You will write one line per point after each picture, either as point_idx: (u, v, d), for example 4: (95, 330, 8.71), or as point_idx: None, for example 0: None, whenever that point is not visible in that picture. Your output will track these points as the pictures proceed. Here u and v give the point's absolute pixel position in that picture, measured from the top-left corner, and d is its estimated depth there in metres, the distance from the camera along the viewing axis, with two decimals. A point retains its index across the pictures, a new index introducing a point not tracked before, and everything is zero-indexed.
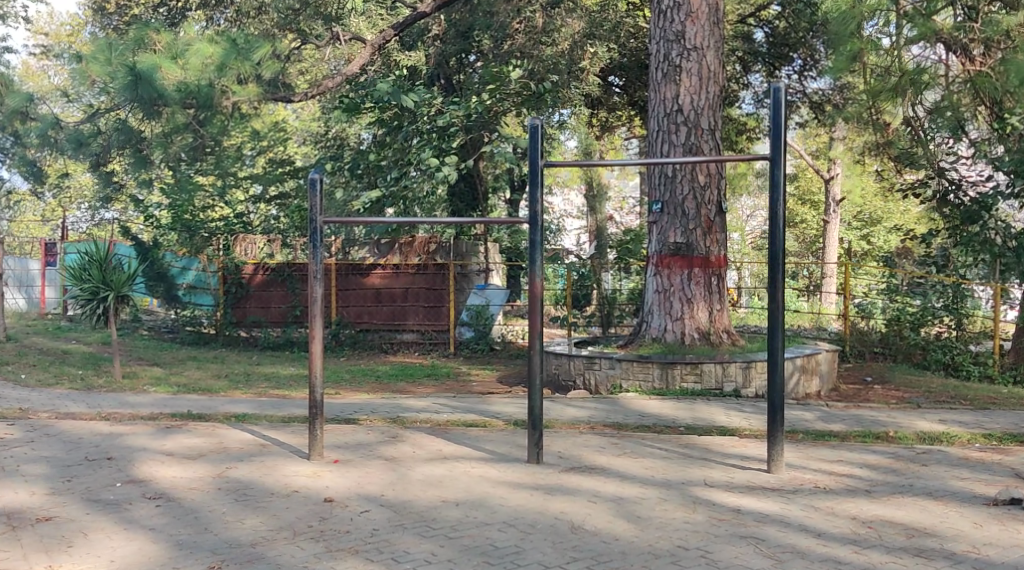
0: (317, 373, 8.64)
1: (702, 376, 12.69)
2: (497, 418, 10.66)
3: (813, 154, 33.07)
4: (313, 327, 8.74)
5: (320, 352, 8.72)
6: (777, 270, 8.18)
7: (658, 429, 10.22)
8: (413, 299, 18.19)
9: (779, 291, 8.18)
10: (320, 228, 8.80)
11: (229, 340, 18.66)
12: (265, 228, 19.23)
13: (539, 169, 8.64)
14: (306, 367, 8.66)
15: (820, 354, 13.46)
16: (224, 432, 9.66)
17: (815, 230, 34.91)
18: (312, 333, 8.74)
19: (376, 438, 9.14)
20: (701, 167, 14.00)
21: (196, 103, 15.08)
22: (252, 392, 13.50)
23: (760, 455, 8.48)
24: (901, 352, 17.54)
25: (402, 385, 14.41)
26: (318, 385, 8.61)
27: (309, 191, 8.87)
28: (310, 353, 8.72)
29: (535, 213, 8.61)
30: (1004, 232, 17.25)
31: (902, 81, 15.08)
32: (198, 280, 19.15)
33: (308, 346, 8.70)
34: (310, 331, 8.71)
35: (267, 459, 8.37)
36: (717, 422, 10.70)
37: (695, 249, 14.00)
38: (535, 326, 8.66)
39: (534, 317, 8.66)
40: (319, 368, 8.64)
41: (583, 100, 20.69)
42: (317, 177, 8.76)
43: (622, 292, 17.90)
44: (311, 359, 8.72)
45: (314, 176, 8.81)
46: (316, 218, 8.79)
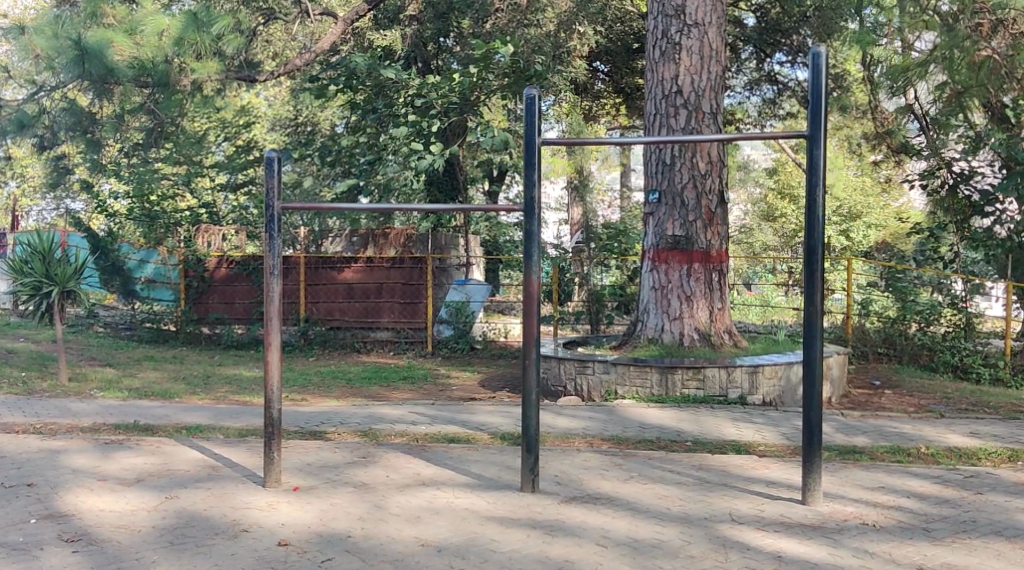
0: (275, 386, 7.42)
1: (705, 382, 11.58)
2: (481, 433, 9.53)
3: (795, 148, 32.10)
4: (269, 327, 7.52)
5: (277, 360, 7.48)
6: (816, 269, 6.94)
7: (664, 445, 9.11)
8: (388, 295, 16.99)
9: (817, 294, 6.98)
10: (279, 214, 7.57)
11: (191, 339, 17.41)
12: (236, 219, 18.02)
13: (536, 148, 7.45)
14: (261, 379, 7.42)
15: (831, 356, 12.36)
16: (170, 448, 8.48)
17: (794, 224, 33.87)
18: (269, 339, 7.49)
19: (344, 458, 8.00)
20: (701, 153, 12.89)
21: (152, 82, 14.00)
22: (211, 397, 12.29)
23: (788, 480, 7.39)
24: (908, 353, 16.30)
25: (376, 390, 13.22)
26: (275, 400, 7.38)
27: (265, 169, 7.58)
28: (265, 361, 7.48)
29: (533, 199, 7.44)
30: (1008, 224, 16.04)
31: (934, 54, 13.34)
32: (157, 274, 17.82)
33: (263, 353, 7.46)
34: (267, 334, 7.48)
35: (215, 486, 7.22)
36: (727, 435, 9.61)
37: (696, 242, 12.89)
38: (530, 333, 7.45)
39: (529, 322, 7.45)
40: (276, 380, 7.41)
41: (569, 86, 19.56)
42: (277, 153, 7.49)
43: (606, 288, 16.76)
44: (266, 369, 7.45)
45: (272, 153, 7.52)
46: (274, 203, 7.55)
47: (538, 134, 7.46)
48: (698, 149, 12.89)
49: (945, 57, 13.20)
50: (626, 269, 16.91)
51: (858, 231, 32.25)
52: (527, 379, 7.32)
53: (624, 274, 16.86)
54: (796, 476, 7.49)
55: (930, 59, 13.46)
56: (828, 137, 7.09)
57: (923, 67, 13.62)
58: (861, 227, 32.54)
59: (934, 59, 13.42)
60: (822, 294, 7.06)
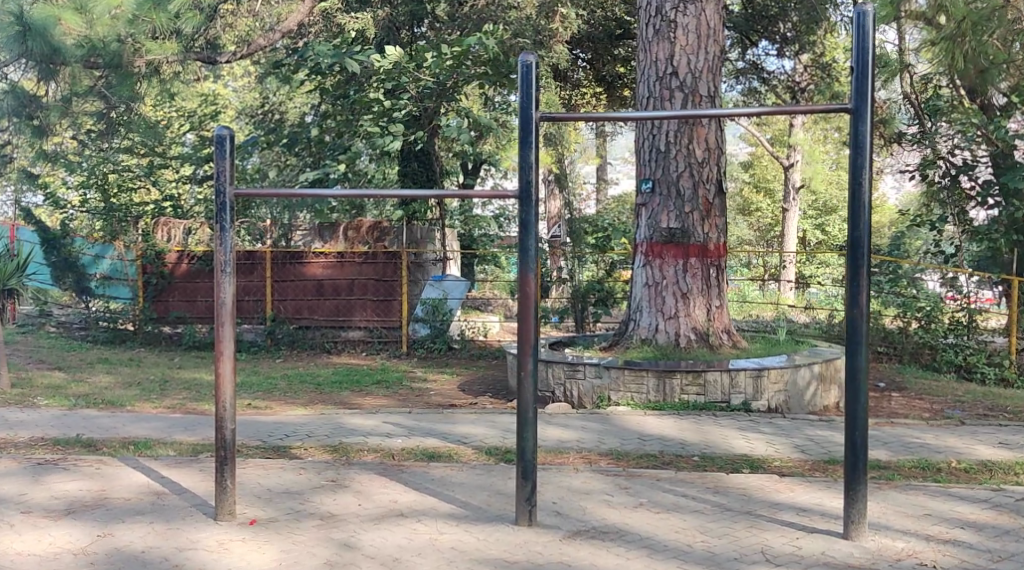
0: (229, 406, 6.35)
1: (706, 387, 10.64)
2: (465, 450, 8.60)
3: (773, 141, 31.28)
4: (221, 333, 6.44)
5: (230, 374, 6.41)
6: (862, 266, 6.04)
7: (668, 462, 8.21)
8: (360, 292, 15.99)
9: (863, 290, 6.14)
10: (231, 201, 6.54)
11: (150, 339, 16.33)
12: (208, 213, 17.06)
13: (533, 125, 6.46)
14: (212, 397, 6.38)
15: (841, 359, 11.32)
16: (111, 469, 7.51)
17: (770, 218, 33.11)
18: (221, 349, 6.41)
19: (311, 482, 7.05)
20: (698, 139, 11.97)
21: (102, 63, 13.09)
22: (166, 405, 11.30)
23: (817, 508, 6.50)
24: (909, 352, 15.30)
25: (347, 396, 12.25)
26: (230, 421, 6.34)
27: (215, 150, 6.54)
28: (216, 375, 6.42)
29: (529, 183, 6.47)
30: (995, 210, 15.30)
31: (961, 25, 11.99)
32: (113, 270, 16.69)
33: (215, 366, 6.40)
34: (219, 342, 6.40)
35: (158, 522, 6.27)
36: (736, 449, 8.70)
37: (692, 235, 11.99)
38: (527, 337, 6.41)
39: (525, 325, 6.41)
40: (231, 399, 6.36)
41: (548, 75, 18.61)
42: (230, 130, 6.45)
43: (584, 285, 15.72)
44: (218, 385, 6.39)
45: (223, 130, 6.49)
46: (226, 187, 6.49)
47: (535, 107, 6.49)
48: (694, 135, 11.96)
49: (975, 24, 11.90)
50: (605, 264, 15.85)
51: None
52: (524, 393, 6.31)
53: (601, 269, 15.78)
54: (828, 503, 6.61)
55: (956, 30, 12.05)
56: (874, 110, 6.30)
57: (952, 39, 12.12)
58: None
59: (961, 30, 12.01)
60: (866, 291, 6.21)
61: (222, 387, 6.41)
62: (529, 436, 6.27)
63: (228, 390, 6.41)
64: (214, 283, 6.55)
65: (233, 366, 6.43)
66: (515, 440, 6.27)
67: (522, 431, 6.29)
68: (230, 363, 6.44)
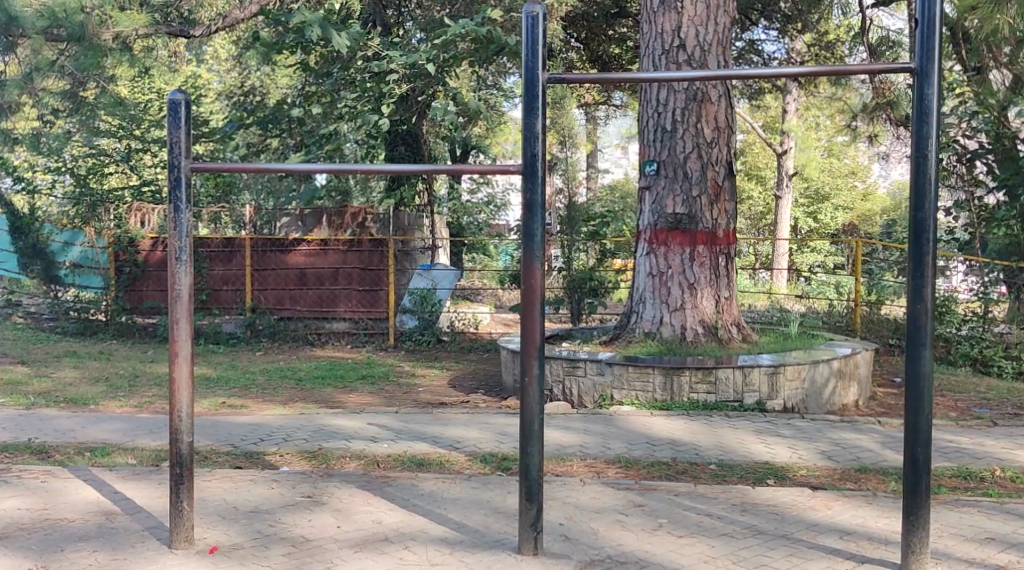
0: (187, 414, 5.76)
1: (717, 386, 9.85)
2: (457, 457, 7.86)
3: (764, 128, 30.47)
4: (177, 331, 5.79)
5: (187, 379, 5.79)
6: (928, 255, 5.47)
7: (682, 470, 7.48)
8: (345, 281, 15.13)
9: (928, 284, 5.59)
10: (186, 177, 5.89)
11: (123, 330, 15.40)
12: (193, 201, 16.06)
13: (540, 86, 5.64)
14: (167, 403, 5.77)
15: (860, 354, 10.56)
16: (64, 481, 6.80)
17: (762, 207, 32.25)
18: (176, 350, 5.77)
19: (286, 498, 6.35)
20: (707, 118, 11.15)
21: (65, 35, 12.39)
22: (133, 403, 10.46)
23: (853, 537, 5.82)
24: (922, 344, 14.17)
25: (329, 393, 11.47)
26: (187, 433, 5.73)
27: (166, 118, 5.86)
28: (171, 378, 5.80)
29: (535, 156, 5.64)
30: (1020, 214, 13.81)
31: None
32: (84, 258, 15.76)
33: (169, 369, 5.78)
34: (173, 342, 5.78)
35: (109, 557, 5.62)
36: (754, 454, 7.95)
37: (699, 222, 11.17)
38: (531, 335, 5.62)
39: (530, 322, 5.62)
40: (189, 408, 5.75)
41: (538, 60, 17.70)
42: (184, 95, 5.76)
43: (575, 274, 14.84)
44: (172, 391, 5.77)
45: (176, 94, 5.81)
46: (179, 161, 5.84)
47: (541, 68, 5.68)
48: (703, 113, 11.14)
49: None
50: (595, 252, 15.06)
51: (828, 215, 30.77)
52: (529, 400, 5.53)
53: (592, 257, 14.99)
54: (864, 529, 5.92)
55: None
56: (940, 74, 5.73)
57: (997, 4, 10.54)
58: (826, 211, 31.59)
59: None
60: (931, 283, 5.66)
61: (177, 392, 5.77)
62: (534, 451, 5.54)
63: (184, 395, 5.78)
64: (168, 274, 5.88)
65: (190, 369, 5.80)
66: (518, 456, 5.54)
67: (526, 445, 5.53)
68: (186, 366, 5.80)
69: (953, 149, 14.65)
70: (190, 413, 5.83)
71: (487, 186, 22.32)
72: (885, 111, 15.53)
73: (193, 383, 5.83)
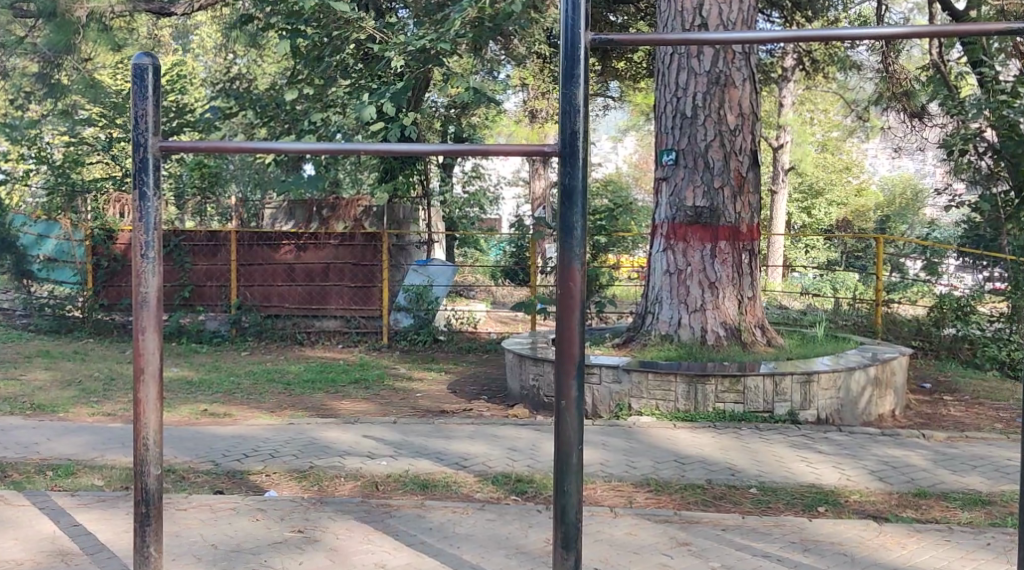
0: (153, 444, 5.28)
1: (745, 395, 9.02)
2: (467, 476, 7.04)
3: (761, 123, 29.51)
4: (143, 346, 5.26)
5: (153, 402, 5.27)
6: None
7: (719, 493, 6.69)
8: (336, 277, 14.23)
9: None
10: (155, 156, 5.32)
11: (101, 329, 14.54)
12: (176, 191, 14.99)
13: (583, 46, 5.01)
14: (131, 429, 5.29)
15: (897, 359, 9.74)
16: (26, 514, 6.06)
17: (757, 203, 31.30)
18: (142, 367, 5.25)
19: (275, 537, 5.62)
20: (730, 103, 10.31)
21: (36, 8, 11.54)
22: (105, 412, 9.58)
23: None
24: (946, 347, 13.23)
25: (319, 398, 10.61)
26: (153, 465, 5.28)
27: (131, 84, 5.27)
28: (136, 399, 5.28)
29: (575, 133, 4.99)
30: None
31: None
32: (59, 251, 14.82)
33: (133, 389, 5.26)
34: (139, 359, 5.24)
35: None
36: (798, 473, 7.15)
37: (722, 215, 10.32)
38: (570, 349, 5.05)
39: (567, 334, 5.03)
40: (154, 436, 5.26)
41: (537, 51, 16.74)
42: (151, 60, 5.20)
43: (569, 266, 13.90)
44: (137, 414, 5.27)
45: (143, 60, 5.22)
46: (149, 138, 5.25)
47: (583, 25, 5.04)
48: (727, 98, 10.30)
49: None
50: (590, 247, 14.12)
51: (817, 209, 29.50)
52: (568, 420, 5.02)
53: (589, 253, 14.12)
54: None
55: None
56: None
57: None
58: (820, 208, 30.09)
59: None
60: None
61: (143, 416, 5.27)
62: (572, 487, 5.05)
63: (151, 419, 5.28)
64: (135, 271, 5.32)
65: (157, 388, 5.28)
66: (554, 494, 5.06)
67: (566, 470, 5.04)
68: (154, 385, 5.28)
69: (981, 142, 13.77)
70: (158, 438, 5.34)
71: (479, 181, 21.35)
72: (902, 102, 14.62)
73: (161, 403, 5.31)
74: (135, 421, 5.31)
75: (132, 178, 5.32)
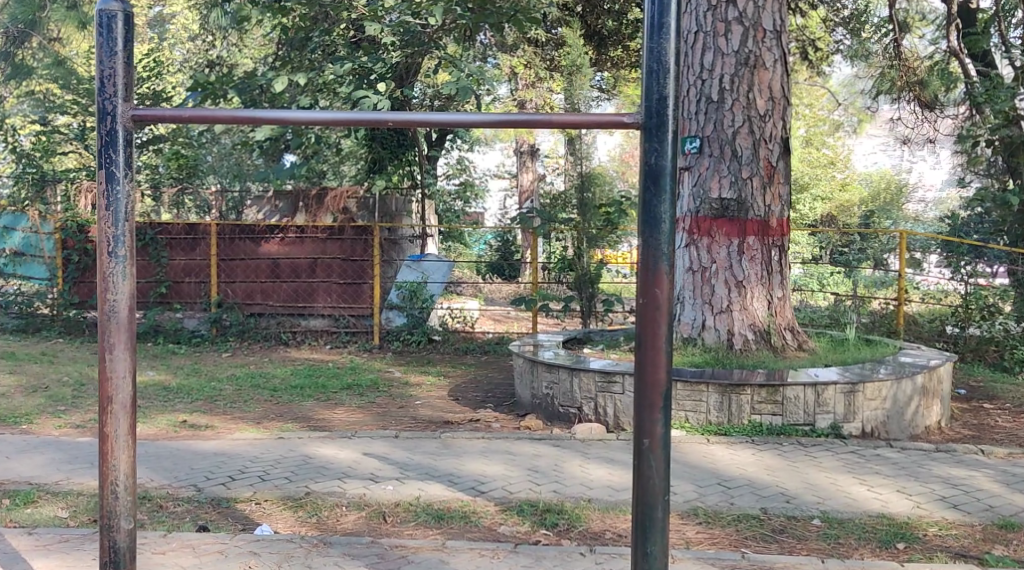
0: (123, 489, 4.86)
1: (784, 407, 8.18)
2: (488, 504, 6.19)
3: None
4: (112, 375, 4.82)
5: (124, 436, 4.85)
6: None
7: (778, 526, 5.87)
8: (323, 274, 13.28)
9: None
10: (124, 128, 4.84)
11: (72, 328, 13.56)
12: (153, 182, 14.10)
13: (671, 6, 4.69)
14: (100, 471, 4.88)
15: (944, 365, 8.87)
16: None
17: None
18: (110, 399, 4.82)
19: None
20: (760, 86, 9.43)
21: None
22: (74, 423, 8.64)
23: None
24: (971, 349, 12.01)
25: (309, 407, 9.71)
26: (123, 517, 4.87)
27: (97, 36, 4.82)
28: (104, 434, 4.86)
29: (663, 106, 4.71)
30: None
31: None
32: (26, 245, 13.82)
33: (101, 422, 4.84)
34: (108, 390, 4.81)
35: None
36: (862, 500, 6.32)
37: (750, 209, 9.46)
38: (655, 373, 4.72)
39: (653, 353, 4.71)
40: (126, 479, 4.85)
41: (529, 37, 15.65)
42: (120, 10, 4.77)
43: (560, 258, 12.68)
44: (105, 453, 4.86)
45: (110, 7, 4.78)
46: (117, 103, 4.80)
47: None
48: (756, 80, 9.43)
49: None
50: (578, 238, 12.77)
51: (802, 202, 28.28)
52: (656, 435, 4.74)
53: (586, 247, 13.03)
54: None
55: None
56: None
57: None
58: (807, 199, 28.34)
59: None
60: None
61: (112, 455, 4.86)
62: (658, 538, 4.74)
63: (121, 459, 4.86)
64: (102, 280, 4.84)
65: (128, 421, 4.85)
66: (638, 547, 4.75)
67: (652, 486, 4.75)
68: (124, 416, 4.85)
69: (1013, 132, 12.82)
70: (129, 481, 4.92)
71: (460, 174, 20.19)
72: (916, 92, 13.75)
73: (132, 437, 4.89)
74: (103, 463, 4.89)
75: (99, 157, 4.83)
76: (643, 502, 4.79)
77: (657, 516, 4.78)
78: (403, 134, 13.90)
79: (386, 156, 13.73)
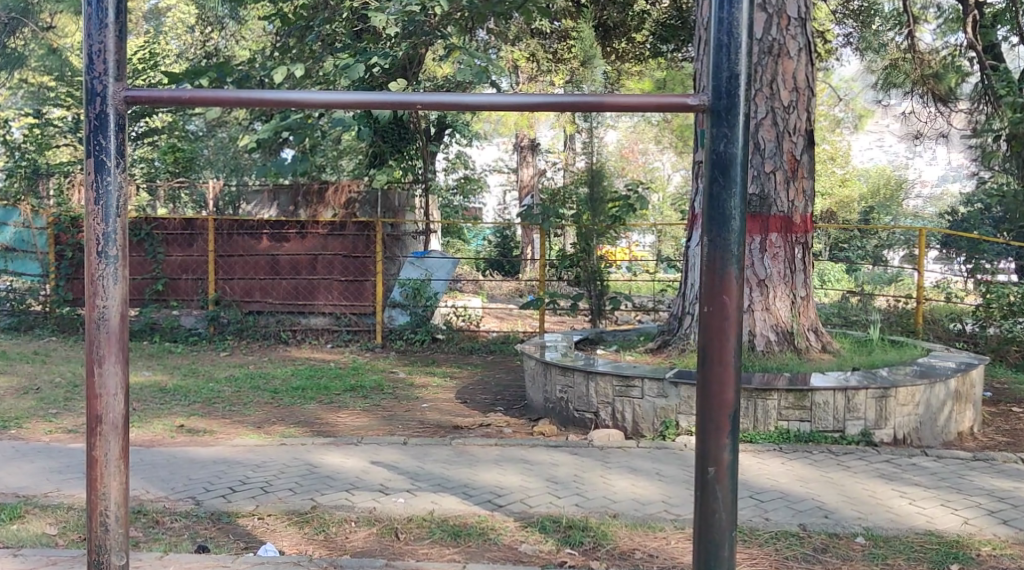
0: (114, 521, 4.53)
1: (812, 412, 7.78)
2: (507, 520, 5.79)
3: None
4: (103, 394, 4.46)
5: (116, 462, 4.50)
6: None
7: (820, 547, 5.47)
8: (324, 270, 12.84)
9: None
10: (115, 110, 4.46)
11: (64, 326, 13.00)
12: (149, 177, 13.80)
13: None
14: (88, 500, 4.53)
15: (977, 368, 8.45)
16: None
17: None
18: (100, 421, 4.47)
19: None
20: (784, 77, 9.01)
21: None
22: (65, 428, 8.22)
23: None
24: (992, 349, 11.39)
25: (312, 410, 9.30)
26: (115, 553, 4.52)
27: (85, 6, 4.43)
28: (93, 459, 4.51)
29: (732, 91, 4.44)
30: None
31: None
32: (19, 240, 13.30)
33: (90, 446, 4.48)
34: (100, 411, 4.46)
35: None
36: (905, 516, 5.92)
37: (772, 205, 9.05)
38: (723, 393, 4.45)
39: (722, 371, 4.44)
40: (119, 511, 4.51)
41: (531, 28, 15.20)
42: None
43: (564, 256, 12.23)
44: (95, 481, 4.51)
45: None
46: (109, 80, 4.44)
47: None
48: (780, 71, 9.01)
49: None
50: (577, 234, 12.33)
51: None
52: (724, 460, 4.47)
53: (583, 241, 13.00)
54: None
55: None
56: None
57: None
58: None
59: None
60: None
61: (103, 483, 4.51)
62: None
63: (112, 488, 4.52)
64: (91, 288, 4.46)
65: (120, 444, 4.51)
66: None
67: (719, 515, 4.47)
68: (116, 438, 4.50)
69: None
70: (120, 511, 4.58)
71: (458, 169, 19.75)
72: (929, 86, 13.11)
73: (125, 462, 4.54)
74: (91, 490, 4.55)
75: (85, 142, 4.44)
76: (707, 535, 4.51)
77: (724, 551, 4.49)
78: (404, 127, 13.56)
79: (386, 150, 13.58)
